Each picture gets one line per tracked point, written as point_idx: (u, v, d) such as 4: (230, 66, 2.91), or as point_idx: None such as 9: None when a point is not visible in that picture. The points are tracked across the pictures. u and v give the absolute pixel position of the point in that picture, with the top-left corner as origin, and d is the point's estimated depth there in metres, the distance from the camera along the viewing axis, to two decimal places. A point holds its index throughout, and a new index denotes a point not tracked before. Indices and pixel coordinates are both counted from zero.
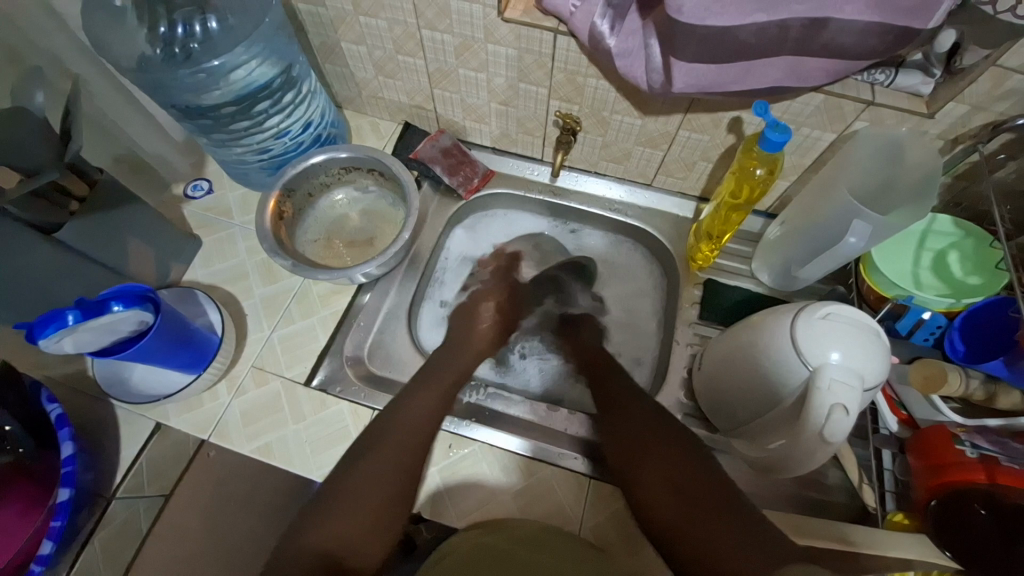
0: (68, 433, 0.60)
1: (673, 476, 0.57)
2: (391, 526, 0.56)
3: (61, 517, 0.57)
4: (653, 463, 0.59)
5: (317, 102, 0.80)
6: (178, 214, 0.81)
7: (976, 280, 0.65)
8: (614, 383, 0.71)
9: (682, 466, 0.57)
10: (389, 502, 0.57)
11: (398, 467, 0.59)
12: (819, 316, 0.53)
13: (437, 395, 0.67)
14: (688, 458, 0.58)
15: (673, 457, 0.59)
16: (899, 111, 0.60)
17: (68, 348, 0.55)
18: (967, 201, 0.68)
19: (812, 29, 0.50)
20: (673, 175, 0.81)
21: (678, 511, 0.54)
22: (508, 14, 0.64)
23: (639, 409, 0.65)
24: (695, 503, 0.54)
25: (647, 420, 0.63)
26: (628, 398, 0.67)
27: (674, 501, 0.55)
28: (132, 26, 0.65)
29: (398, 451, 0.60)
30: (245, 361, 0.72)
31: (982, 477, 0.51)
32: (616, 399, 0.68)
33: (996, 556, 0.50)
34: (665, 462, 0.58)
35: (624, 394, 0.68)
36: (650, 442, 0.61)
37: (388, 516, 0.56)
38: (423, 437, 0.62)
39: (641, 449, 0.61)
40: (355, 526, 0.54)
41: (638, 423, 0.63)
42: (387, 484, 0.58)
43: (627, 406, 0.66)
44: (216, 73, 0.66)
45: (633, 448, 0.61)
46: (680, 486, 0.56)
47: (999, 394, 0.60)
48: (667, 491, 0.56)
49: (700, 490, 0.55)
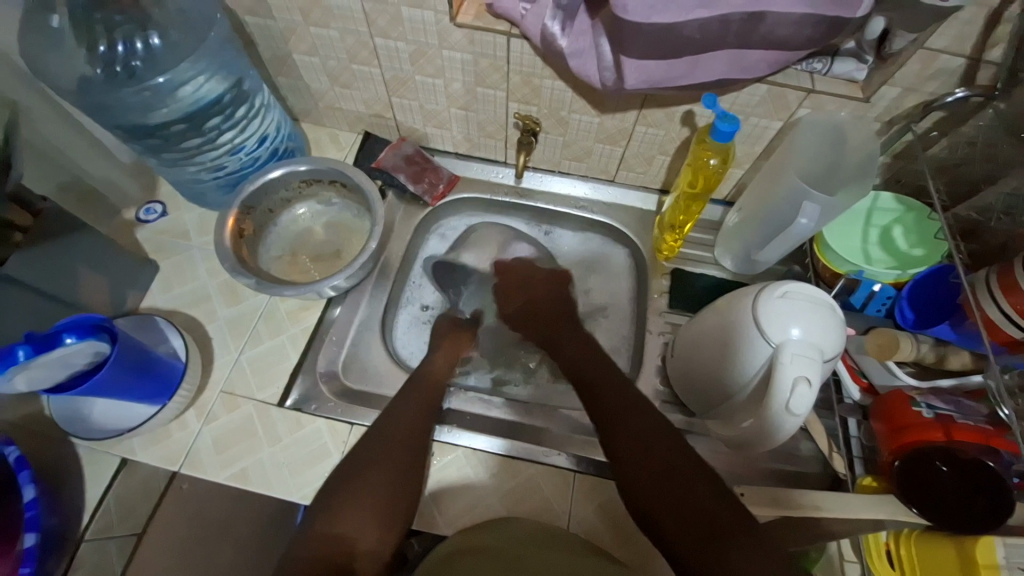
0: (28, 475, 0.58)
1: (647, 458, 0.57)
2: (398, 525, 0.54)
3: (29, 565, 0.55)
4: (657, 481, 0.55)
5: (272, 115, 0.78)
6: (132, 240, 0.78)
7: (919, 252, 0.69)
8: (591, 370, 0.69)
9: (696, 500, 0.52)
10: (399, 493, 0.57)
11: (394, 479, 0.57)
12: (778, 295, 0.56)
13: (422, 402, 0.66)
14: (696, 485, 0.53)
15: (684, 485, 0.53)
16: (839, 97, 0.63)
17: (21, 385, 0.53)
18: (906, 177, 0.73)
19: (751, 22, 0.52)
20: (634, 169, 0.83)
21: (691, 543, 0.49)
22: (461, 18, 0.65)
23: (647, 421, 0.61)
24: (709, 535, 0.49)
25: (659, 433, 0.59)
26: (625, 399, 0.64)
27: (689, 539, 0.49)
28: (70, 45, 0.62)
29: (399, 460, 0.59)
30: (214, 386, 0.70)
31: (940, 435, 0.56)
32: (615, 407, 0.63)
33: (961, 509, 0.53)
34: (668, 486, 0.54)
35: (616, 395, 0.65)
36: (655, 456, 0.57)
37: (395, 519, 0.55)
38: (418, 438, 0.62)
39: (637, 450, 0.58)
40: (369, 525, 0.53)
41: (622, 406, 0.63)
42: (387, 493, 0.56)
43: (633, 423, 0.61)
44: (162, 90, 0.65)
45: (636, 455, 0.58)
46: (697, 519, 0.50)
47: (950, 355, 0.64)
48: (684, 523, 0.51)
49: (673, 470, 0.55)
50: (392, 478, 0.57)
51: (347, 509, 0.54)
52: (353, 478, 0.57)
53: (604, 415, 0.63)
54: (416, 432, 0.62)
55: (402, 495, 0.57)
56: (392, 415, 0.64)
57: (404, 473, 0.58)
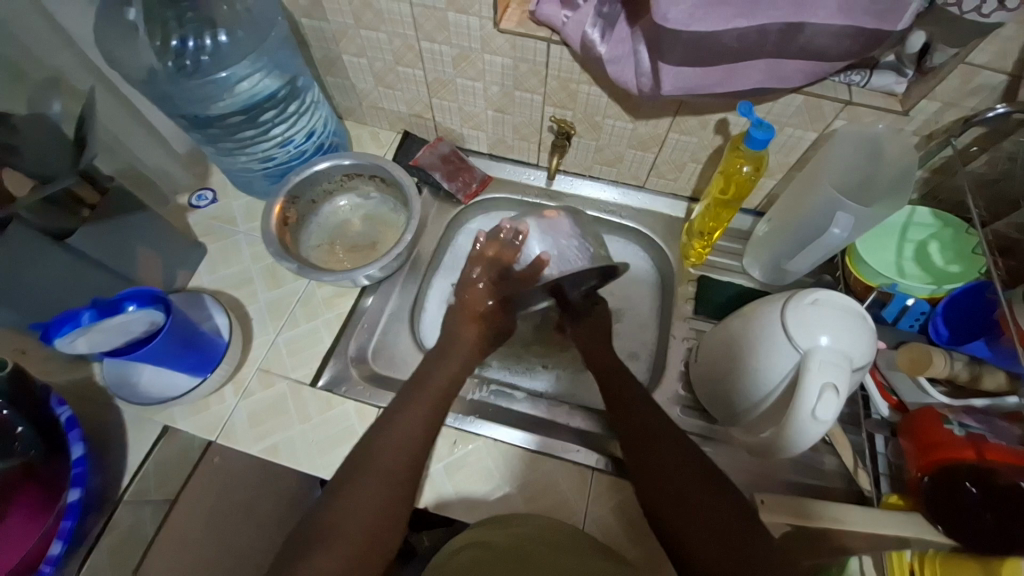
0: (78, 434, 0.61)
1: (663, 464, 0.59)
2: (382, 548, 0.54)
3: (71, 518, 0.57)
4: (676, 486, 0.57)
5: (320, 112, 0.83)
6: (184, 223, 0.83)
7: (956, 269, 0.68)
8: (617, 387, 0.71)
9: (709, 505, 0.54)
10: (388, 519, 0.56)
11: (384, 493, 0.57)
12: (807, 302, 0.56)
13: (423, 409, 0.66)
14: (712, 490, 0.55)
15: (704, 492, 0.55)
16: (876, 110, 0.63)
17: (83, 348, 0.59)
18: (944, 193, 0.72)
19: (789, 33, 0.53)
20: (665, 176, 0.84)
21: (707, 545, 0.51)
22: (503, 25, 0.68)
23: (663, 431, 0.63)
24: (727, 541, 0.51)
25: (676, 442, 0.61)
26: (647, 414, 0.66)
27: (710, 543, 0.51)
28: (144, 41, 0.67)
29: (394, 484, 0.58)
30: (251, 363, 0.73)
31: (971, 454, 0.54)
32: (637, 413, 0.66)
33: (991, 531, 0.52)
34: (673, 489, 0.57)
35: (639, 405, 0.67)
36: (671, 459, 0.59)
37: (377, 543, 0.54)
38: (416, 453, 0.62)
39: (660, 450, 0.61)
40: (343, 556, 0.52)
41: (643, 415, 0.66)
42: (374, 521, 0.55)
43: (658, 438, 0.62)
44: (223, 85, 0.69)
45: (660, 454, 0.60)
46: (710, 523, 0.52)
47: (984, 374, 0.62)
48: (702, 528, 0.52)
49: (685, 472, 0.58)
50: (388, 503, 0.57)
51: (331, 540, 0.52)
52: (340, 494, 0.57)
53: (631, 420, 0.66)
54: (411, 452, 0.62)
55: (390, 525, 0.56)
56: (390, 425, 0.63)
57: (393, 501, 0.57)
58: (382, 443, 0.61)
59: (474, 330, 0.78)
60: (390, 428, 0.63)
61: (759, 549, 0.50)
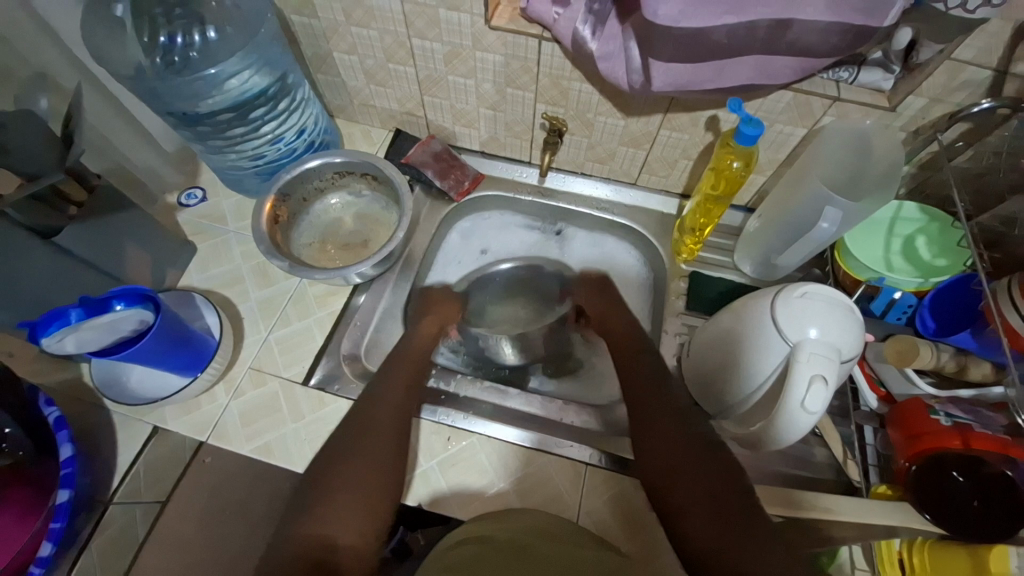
0: (66, 435, 0.60)
1: (662, 440, 0.59)
2: (384, 516, 0.55)
3: (60, 519, 0.57)
4: (672, 460, 0.56)
5: (310, 109, 0.82)
6: (174, 222, 0.83)
7: (942, 263, 0.69)
8: None
9: (707, 477, 0.53)
10: (386, 489, 0.57)
11: (377, 472, 0.57)
12: (796, 295, 0.56)
13: (400, 388, 0.67)
14: (709, 463, 0.54)
15: (705, 471, 0.54)
16: (863, 105, 0.64)
17: (71, 347, 0.58)
18: (931, 188, 0.73)
19: (777, 29, 0.53)
20: (656, 173, 0.85)
21: (703, 516, 0.50)
22: (495, 22, 0.68)
23: (663, 407, 0.62)
24: (721, 511, 0.50)
25: (676, 415, 0.61)
26: (643, 388, 0.65)
27: (707, 516, 0.50)
28: (131, 38, 0.66)
29: (386, 450, 0.60)
30: (242, 363, 0.73)
31: (958, 443, 0.54)
32: (633, 388, 0.66)
33: (978, 516, 0.53)
34: (675, 463, 0.56)
35: (635, 380, 0.67)
36: (672, 434, 0.59)
37: (380, 514, 0.54)
38: (396, 434, 0.62)
39: (653, 424, 0.61)
40: (355, 521, 0.52)
41: (643, 387, 0.65)
42: (380, 484, 0.57)
43: (654, 416, 0.62)
44: (211, 81, 0.68)
45: (654, 428, 0.60)
46: (710, 497, 0.51)
47: (970, 365, 0.63)
48: (697, 500, 0.52)
49: (683, 446, 0.57)
50: (384, 475, 0.58)
51: (329, 508, 0.53)
52: (326, 476, 0.57)
53: (626, 396, 0.66)
54: (394, 426, 0.63)
55: (389, 494, 0.57)
56: (371, 405, 0.64)
57: (388, 475, 0.58)
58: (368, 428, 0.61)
59: None
60: (371, 414, 0.64)
61: (760, 524, 0.48)
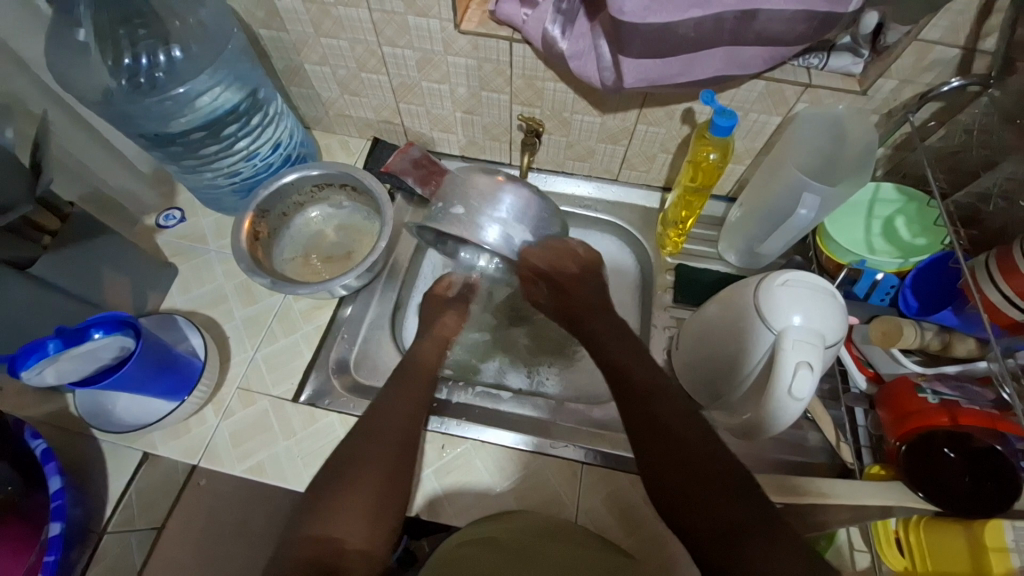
0: (54, 467, 0.59)
1: (674, 452, 0.54)
2: (391, 520, 0.54)
3: (54, 552, 0.55)
4: (682, 473, 0.52)
5: (285, 123, 0.81)
6: (152, 244, 0.82)
7: (922, 241, 0.70)
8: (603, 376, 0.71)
9: (715, 496, 0.49)
10: (393, 489, 0.56)
11: (382, 480, 0.56)
12: (778, 283, 0.57)
13: (423, 386, 0.67)
14: (719, 482, 0.50)
15: (708, 480, 0.51)
16: (835, 91, 0.64)
17: (51, 378, 0.57)
18: (907, 169, 0.74)
19: (744, 20, 0.54)
20: (637, 168, 0.85)
21: (714, 543, 0.47)
22: (464, 26, 0.68)
23: (672, 408, 0.58)
24: (729, 535, 0.46)
25: (684, 417, 0.57)
26: (647, 382, 0.62)
27: (712, 539, 0.47)
28: (96, 60, 0.65)
29: (390, 457, 0.58)
30: (230, 383, 0.72)
31: (945, 420, 0.56)
32: (642, 390, 0.62)
33: (967, 491, 0.54)
34: (686, 472, 0.52)
35: (645, 371, 0.64)
36: (680, 441, 0.55)
37: (384, 517, 0.53)
38: (409, 439, 0.60)
39: (660, 432, 0.56)
40: (360, 522, 0.51)
41: (643, 391, 0.61)
42: (382, 490, 0.55)
43: (658, 416, 0.58)
44: (182, 100, 0.68)
45: (656, 432, 0.57)
46: (719, 518, 0.48)
47: (954, 342, 0.64)
48: (715, 525, 0.48)
49: (700, 458, 0.53)
50: (393, 470, 0.57)
51: (339, 509, 0.52)
52: (333, 481, 0.55)
53: (620, 385, 0.64)
54: (399, 430, 0.61)
55: (393, 498, 0.55)
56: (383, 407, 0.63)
57: (393, 472, 0.57)
58: (374, 433, 0.59)
59: (458, 325, 0.79)
60: (387, 410, 0.63)
61: (775, 547, 0.44)
